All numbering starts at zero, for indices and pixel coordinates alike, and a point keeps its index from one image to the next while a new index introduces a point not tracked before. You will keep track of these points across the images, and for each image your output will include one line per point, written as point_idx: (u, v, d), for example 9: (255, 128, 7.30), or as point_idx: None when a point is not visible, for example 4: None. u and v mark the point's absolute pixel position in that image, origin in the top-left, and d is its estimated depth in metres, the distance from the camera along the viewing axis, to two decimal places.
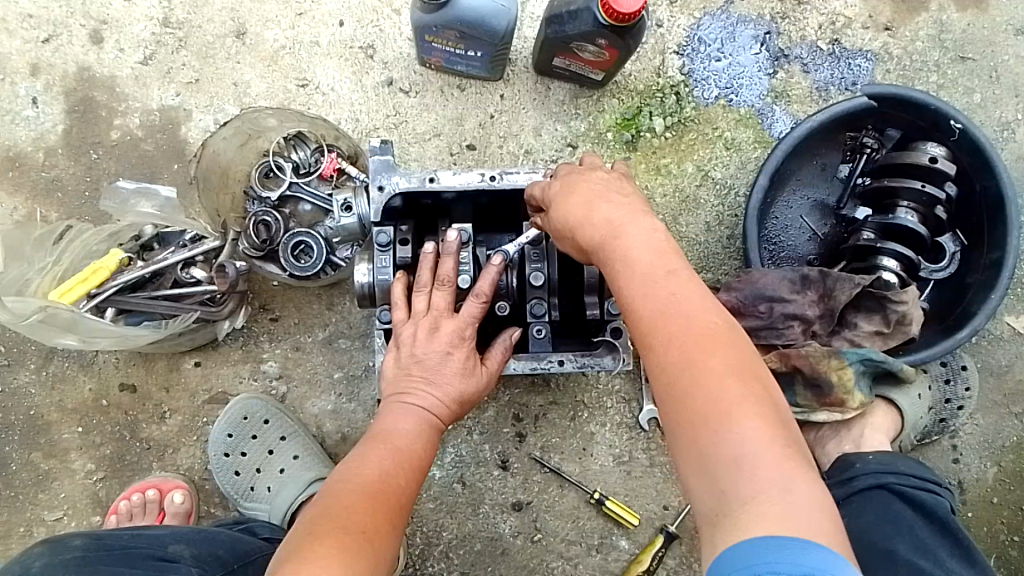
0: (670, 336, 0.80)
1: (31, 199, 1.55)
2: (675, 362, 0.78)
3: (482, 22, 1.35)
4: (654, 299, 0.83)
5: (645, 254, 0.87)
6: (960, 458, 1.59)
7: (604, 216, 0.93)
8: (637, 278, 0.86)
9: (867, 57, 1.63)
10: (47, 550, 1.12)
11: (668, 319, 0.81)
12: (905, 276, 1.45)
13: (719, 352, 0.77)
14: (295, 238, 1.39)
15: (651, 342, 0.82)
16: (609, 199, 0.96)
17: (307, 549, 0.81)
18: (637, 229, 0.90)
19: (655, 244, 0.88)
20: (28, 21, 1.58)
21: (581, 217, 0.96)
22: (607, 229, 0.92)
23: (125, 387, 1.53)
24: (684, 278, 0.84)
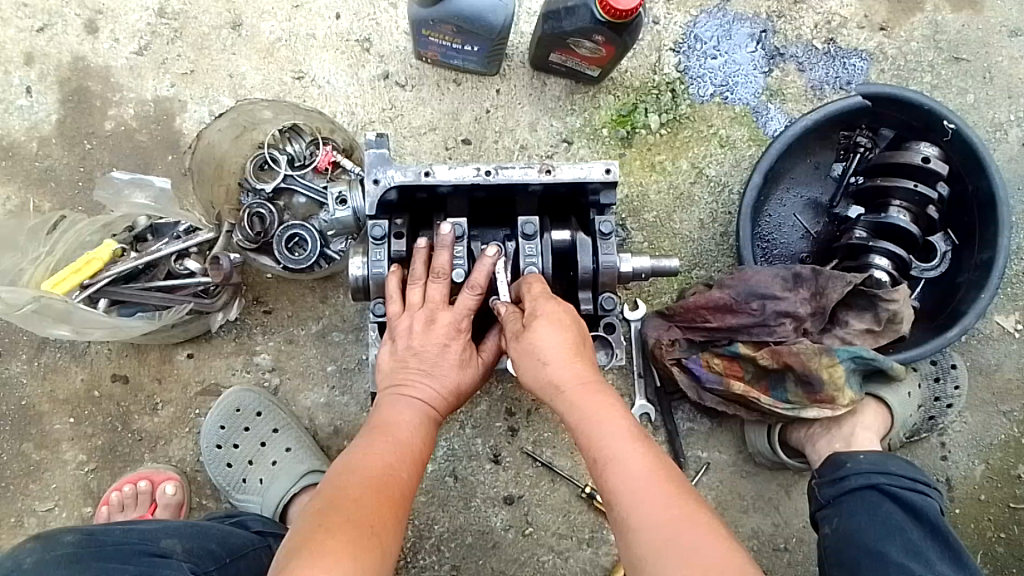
0: (646, 508, 0.89)
1: (23, 189, 1.54)
2: (656, 530, 0.87)
3: (479, 17, 1.35)
4: (629, 471, 0.93)
5: (614, 427, 0.97)
6: (948, 456, 1.60)
7: (571, 378, 1.02)
8: (610, 451, 0.96)
9: (862, 56, 1.64)
10: (40, 544, 1.11)
11: (644, 490, 0.91)
12: (897, 275, 1.45)
13: (695, 519, 0.88)
14: (289, 230, 1.38)
15: (630, 511, 0.90)
16: (573, 353, 1.04)
17: (312, 550, 0.82)
18: (603, 403, 1.00)
19: (621, 419, 0.99)
20: (23, 10, 1.58)
21: (545, 373, 1.03)
22: (580, 397, 1.01)
23: (117, 378, 1.53)
24: (649, 452, 0.96)
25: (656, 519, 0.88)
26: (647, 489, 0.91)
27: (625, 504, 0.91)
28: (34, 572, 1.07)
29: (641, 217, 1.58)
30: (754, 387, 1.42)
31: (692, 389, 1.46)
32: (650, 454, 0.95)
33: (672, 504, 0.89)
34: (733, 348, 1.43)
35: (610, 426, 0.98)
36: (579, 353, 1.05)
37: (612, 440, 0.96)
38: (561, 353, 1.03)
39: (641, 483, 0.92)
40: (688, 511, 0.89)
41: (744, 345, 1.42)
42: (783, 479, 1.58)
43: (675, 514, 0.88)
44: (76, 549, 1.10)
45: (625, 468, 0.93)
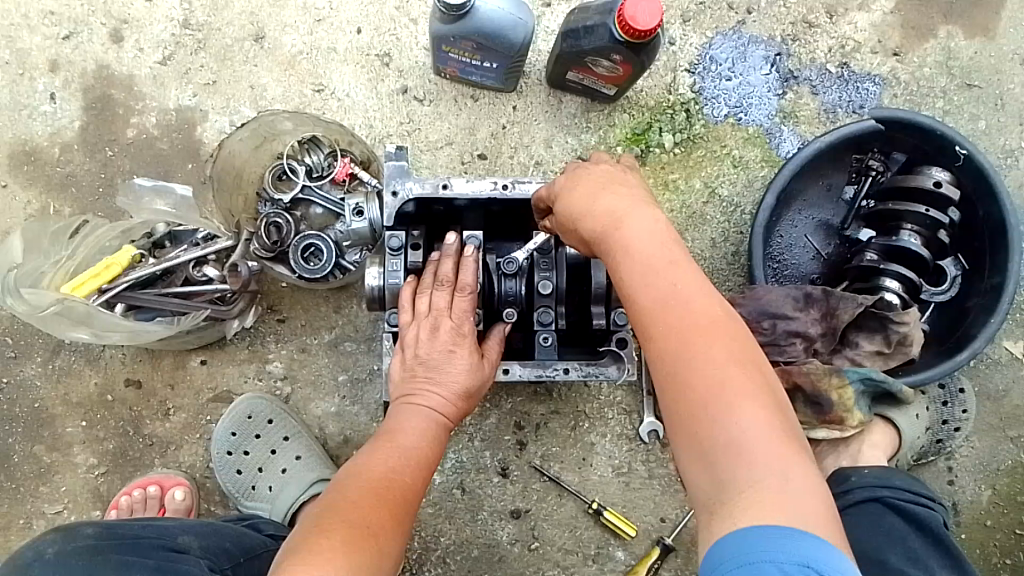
0: (662, 332, 0.78)
1: (44, 194, 1.57)
2: (671, 357, 0.76)
3: (499, 34, 1.37)
4: (647, 290, 0.80)
5: (643, 239, 0.84)
6: (955, 480, 1.61)
7: (604, 209, 0.90)
8: (632, 269, 0.83)
9: (875, 81, 1.65)
10: (60, 537, 1.11)
11: (667, 309, 0.78)
12: (907, 298, 1.46)
13: (719, 344, 0.75)
14: (305, 240, 1.40)
15: (651, 334, 0.79)
16: (605, 190, 0.93)
17: (311, 543, 0.83)
18: (633, 216, 0.87)
19: (650, 234, 0.84)
20: (49, 18, 1.60)
21: (579, 211, 0.93)
22: (609, 219, 0.88)
23: (131, 383, 1.54)
24: (678, 267, 0.81)
25: (672, 344, 0.77)
26: (666, 313, 0.78)
27: (646, 324, 0.80)
28: (58, 565, 1.08)
29: None
30: None
31: None
32: (679, 268, 0.81)
33: (689, 326, 0.76)
34: None
35: (639, 238, 0.84)
36: (611, 186, 0.94)
37: (636, 256, 0.83)
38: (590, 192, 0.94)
39: (662, 305, 0.79)
40: (716, 335, 0.76)
41: None
42: None
43: (697, 336, 0.76)
44: (97, 541, 1.11)
45: (643, 285, 0.81)
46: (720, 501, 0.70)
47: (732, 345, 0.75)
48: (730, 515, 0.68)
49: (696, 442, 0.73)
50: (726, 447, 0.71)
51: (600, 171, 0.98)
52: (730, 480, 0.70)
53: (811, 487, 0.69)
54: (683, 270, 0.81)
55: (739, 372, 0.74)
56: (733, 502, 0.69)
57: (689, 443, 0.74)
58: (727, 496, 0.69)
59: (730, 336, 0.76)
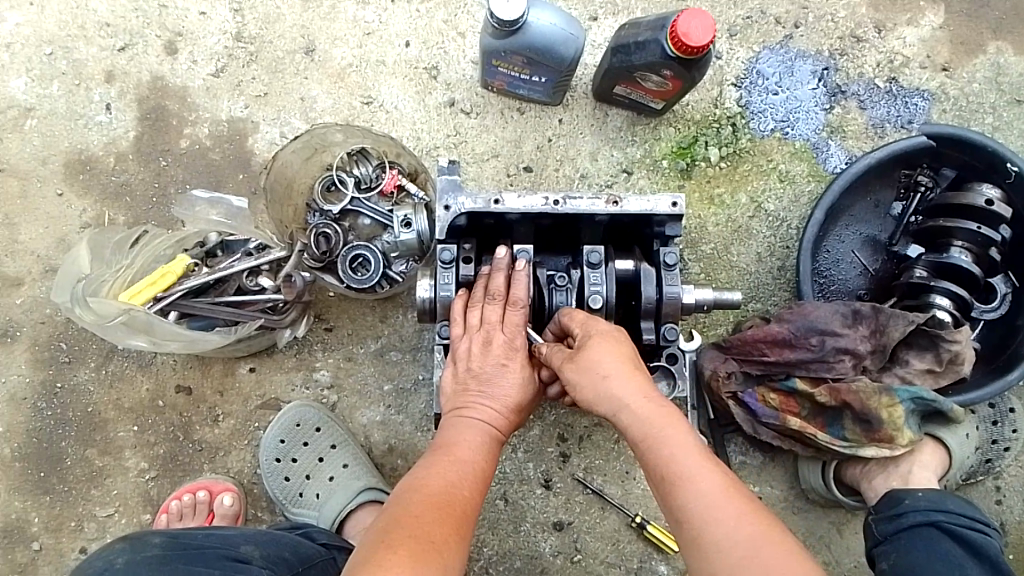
0: (722, 524, 0.88)
1: (100, 202, 1.59)
2: (737, 545, 0.87)
3: (551, 50, 1.38)
4: (700, 487, 0.92)
5: (681, 441, 0.96)
6: (1003, 500, 1.58)
7: (638, 396, 1.00)
8: (679, 468, 0.94)
9: (924, 96, 1.64)
10: (129, 546, 1.17)
11: (719, 505, 0.90)
12: (958, 316, 1.44)
13: (774, 537, 0.87)
14: (353, 251, 1.44)
15: (699, 531, 0.89)
16: (630, 370, 1.02)
17: (379, 561, 0.84)
18: (668, 416, 0.98)
19: (683, 434, 0.97)
20: (105, 29, 1.64)
21: (606, 392, 1.01)
22: (647, 411, 0.98)
23: (181, 389, 1.56)
24: (718, 469, 0.94)
25: (736, 539, 0.87)
26: (720, 509, 0.90)
27: (703, 518, 0.90)
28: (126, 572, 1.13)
29: (699, 248, 1.59)
30: (810, 423, 1.42)
31: (748, 423, 1.45)
32: (721, 474, 0.93)
33: (746, 523, 0.88)
34: (790, 383, 1.43)
35: (677, 437, 0.96)
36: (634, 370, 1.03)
37: (680, 454, 0.95)
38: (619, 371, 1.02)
39: (715, 503, 0.90)
40: (769, 537, 0.87)
41: (801, 380, 1.42)
42: (835, 517, 1.58)
43: (756, 530, 0.87)
44: (165, 551, 1.16)
45: (695, 482, 0.92)
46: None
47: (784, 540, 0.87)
48: None
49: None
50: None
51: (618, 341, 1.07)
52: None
53: None
54: (721, 471, 0.94)
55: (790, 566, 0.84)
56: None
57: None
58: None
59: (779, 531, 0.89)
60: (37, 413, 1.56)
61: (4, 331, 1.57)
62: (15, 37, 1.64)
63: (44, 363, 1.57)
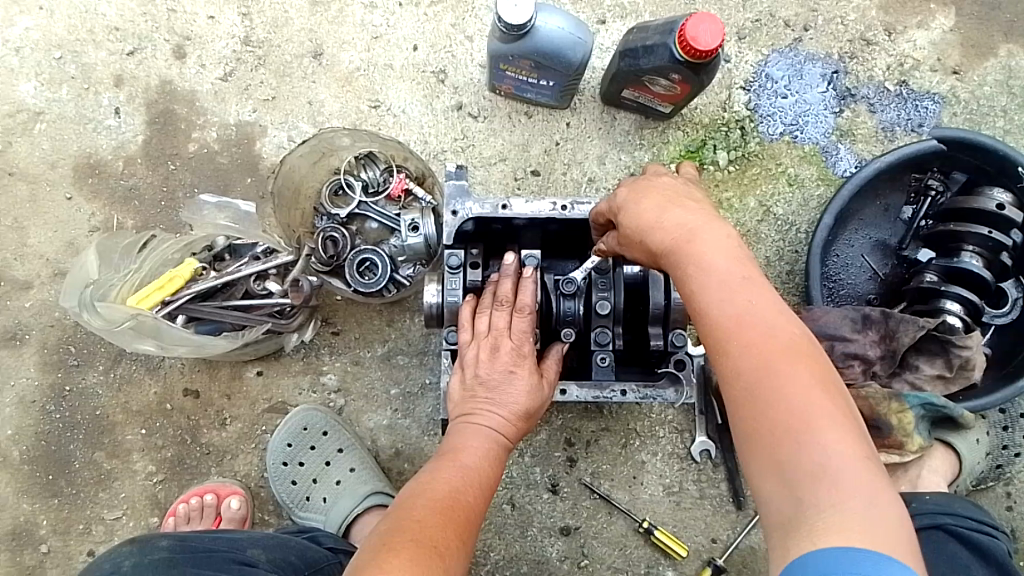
0: (739, 345, 0.76)
1: (108, 206, 1.60)
2: (746, 366, 0.74)
3: (559, 54, 1.38)
4: (724, 306, 0.78)
5: (715, 256, 0.81)
6: (1013, 506, 1.57)
7: (678, 225, 0.87)
8: (708, 287, 0.80)
9: (934, 99, 1.63)
10: (137, 549, 1.18)
11: (745, 323, 0.76)
12: (970, 321, 1.42)
13: (796, 361, 0.73)
14: (361, 255, 1.42)
15: (720, 351, 0.77)
16: (676, 206, 0.90)
17: (380, 562, 0.83)
18: (706, 234, 0.84)
19: (724, 247, 0.82)
20: (114, 33, 1.64)
21: (651, 222, 0.90)
22: (681, 232, 0.86)
23: (188, 392, 1.57)
24: (759, 288, 0.79)
25: (750, 362, 0.74)
26: (741, 328, 0.76)
27: (722, 336, 0.77)
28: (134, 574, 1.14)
29: None
30: None
31: None
32: (763, 293, 0.78)
33: (765, 348, 0.74)
34: None
35: (712, 253, 0.82)
36: (676, 203, 0.90)
37: (710, 271, 0.80)
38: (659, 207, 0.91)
39: (742, 320, 0.77)
40: (798, 363, 0.73)
41: None
42: None
43: (776, 352, 0.74)
44: (173, 554, 1.17)
45: (721, 302, 0.78)
46: (800, 520, 0.67)
47: (815, 363, 0.74)
48: (811, 533, 0.65)
49: (775, 457, 0.71)
50: (806, 460, 0.69)
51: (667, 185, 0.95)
52: (807, 494, 0.68)
53: (890, 509, 0.66)
54: (761, 287, 0.79)
55: (819, 396, 0.71)
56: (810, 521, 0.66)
57: (765, 458, 0.72)
58: (806, 512, 0.67)
59: (813, 354, 0.75)
60: (46, 416, 1.56)
61: (12, 334, 1.58)
62: (24, 41, 1.64)
63: (53, 366, 1.57)
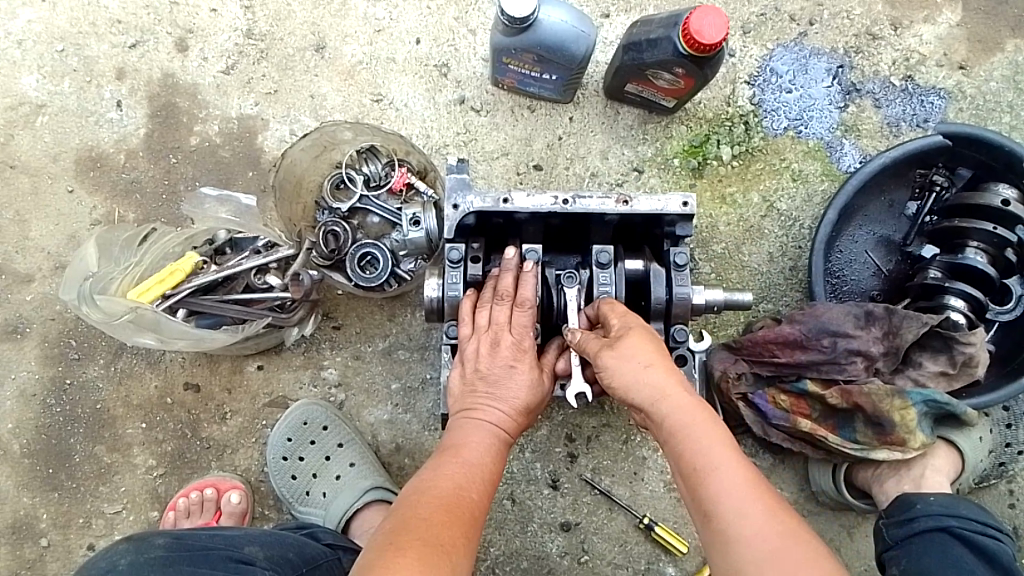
0: (745, 525, 0.88)
1: (110, 199, 1.60)
2: (755, 544, 0.87)
3: (561, 48, 1.37)
4: (730, 482, 0.91)
5: (717, 438, 0.96)
6: (1015, 504, 1.57)
7: (669, 387, 1.00)
8: (710, 462, 0.93)
9: (940, 95, 1.62)
10: (132, 547, 1.18)
11: (754, 500, 0.90)
12: (974, 318, 1.42)
13: (796, 537, 0.87)
14: (362, 249, 1.43)
15: (726, 530, 0.89)
16: (662, 364, 1.02)
17: (387, 562, 0.83)
18: (704, 413, 0.98)
19: (715, 427, 0.97)
20: (116, 26, 1.64)
21: (645, 385, 1.00)
22: (685, 404, 0.99)
23: (189, 386, 1.57)
24: (748, 468, 0.93)
25: (765, 537, 0.87)
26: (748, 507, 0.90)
27: (733, 512, 0.89)
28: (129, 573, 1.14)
29: (710, 247, 1.58)
30: (821, 425, 1.41)
31: (758, 424, 1.44)
32: (753, 472, 0.93)
33: (773, 524, 0.88)
34: (801, 385, 1.41)
35: (709, 435, 0.96)
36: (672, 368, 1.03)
37: (711, 450, 0.94)
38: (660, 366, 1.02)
39: (745, 499, 0.90)
40: (797, 538, 0.87)
41: (812, 382, 1.40)
42: (845, 520, 1.57)
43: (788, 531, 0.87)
44: (166, 553, 1.17)
45: (725, 482, 0.91)
46: None
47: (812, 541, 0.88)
48: None
49: None
50: None
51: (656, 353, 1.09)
52: None
53: None
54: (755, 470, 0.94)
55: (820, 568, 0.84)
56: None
57: None
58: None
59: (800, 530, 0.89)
60: (47, 409, 1.56)
61: (14, 327, 1.58)
62: (27, 33, 1.64)
63: (54, 360, 1.57)
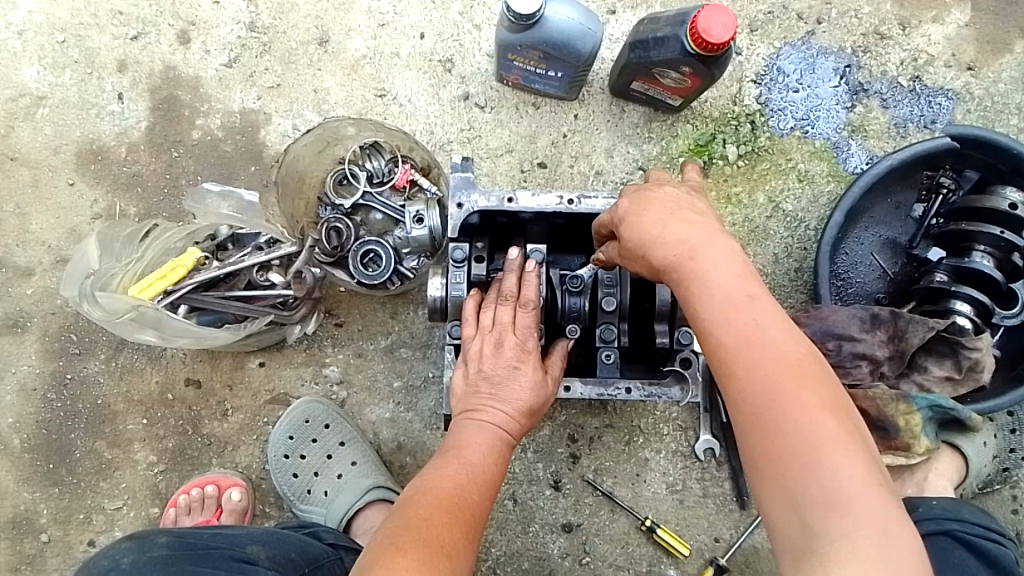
0: (747, 372, 0.78)
1: (111, 193, 1.59)
2: (754, 394, 0.77)
3: (568, 45, 1.36)
4: (733, 323, 0.80)
5: (723, 266, 0.84)
6: (1018, 509, 1.56)
7: (679, 233, 0.90)
8: (713, 304, 0.82)
9: (948, 96, 1.61)
10: (135, 546, 1.18)
11: (749, 345, 0.78)
12: (980, 323, 1.40)
13: (805, 386, 0.75)
14: (364, 246, 1.40)
15: (729, 377, 0.79)
16: (672, 216, 0.93)
17: (388, 559, 0.83)
18: (714, 246, 0.86)
19: (728, 260, 0.85)
20: (118, 17, 1.62)
21: (656, 237, 0.91)
22: (683, 248, 0.88)
23: (190, 382, 1.56)
24: (759, 304, 0.81)
25: (763, 384, 0.76)
26: (748, 352, 0.78)
27: (725, 351, 0.80)
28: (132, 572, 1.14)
29: None
30: None
31: None
32: (764, 310, 0.81)
33: (775, 370, 0.76)
34: None
35: (717, 272, 0.84)
36: (683, 214, 0.93)
37: (718, 290, 0.82)
38: (663, 216, 0.93)
39: (744, 340, 0.79)
40: (805, 383, 0.75)
41: None
42: None
43: (782, 376, 0.76)
44: (169, 552, 1.17)
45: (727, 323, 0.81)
46: (813, 549, 0.70)
47: (822, 382, 0.76)
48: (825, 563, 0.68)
49: (782, 483, 0.73)
50: (818, 493, 0.71)
51: (672, 195, 0.97)
52: (820, 526, 0.70)
53: (904, 543, 0.69)
54: (765, 303, 0.81)
55: (826, 421, 0.73)
56: (827, 554, 0.69)
57: (772, 485, 0.74)
58: (818, 540, 0.70)
59: (817, 376, 0.77)
60: (47, 404, 1.56)
61: (14, 321, 1.57)
62: (27, 24, 1.62)
63: (54, 354, 1.56)
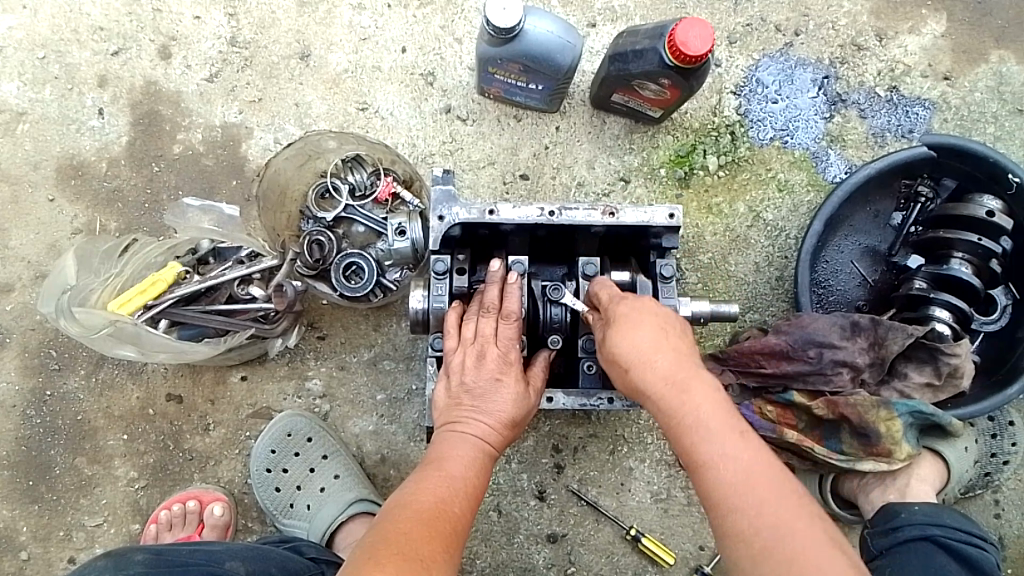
0: (740, 505, 0.84)
1: (91, 208, 1.58)
2: (749, 525, 0.83)
3: (548, 58, 1.36)
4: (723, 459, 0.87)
5: (708, 406, 0.91)
6: (1001, 514, 1.57)
7: (661, 358, 0.95)
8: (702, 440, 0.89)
9: (925, 105, 1.63)
10: (112, 564, 1.17)
11: (742, 484, 0.85)
12: (958, 329, 1.42)
13: (796, 515, 0.82)
14: (346, 259, 1.40)
15: (721, 507, 0.85)
16: (657, 332, 0.98)
17: None
18: (698, 383, 0.93)
19: (710, 399, 0.92)
20: (98, 33, 1.62)
21: (642, 357, 0.96)
22: (671, 380, 0.93)
23: (171, 398, 1.55)
24: (743, 440, 0.88)
25: (754, 517, 0.83)
26: (738, 489, 0.85)
27: (718, 488, 0.86)
28: None
29: (696, 257, 1.58)
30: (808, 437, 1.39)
31: None
32: (749, 445, 0.88)
33: (766, 500, 0.83)
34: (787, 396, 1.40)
35: (702, 408, 0.91)
36: (665, 333, 0.98)
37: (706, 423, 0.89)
38: (647, 333, 0.98)
39: (735, 479, 0.85)
40: (794, 510, 0.83)
41: (798, 393, 1.39)
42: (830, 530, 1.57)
43: (777, 512, 0.83)
44: (146, 569, 1.16)
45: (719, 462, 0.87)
46: None
47: (805, 509, 0.84)
48: None
49: None
50: None
51: (650, 304, 1.03)
52: None
53: None
54: (749, 439, 0.89)
55: (817, 542, 0.81)
56: None
57: None
58: None
59: (801, 506, 0.84)
60: (27, 421, 1.54)
61: None
62: (6, 40, 1.62)
63: (34, 371, 1.55)
